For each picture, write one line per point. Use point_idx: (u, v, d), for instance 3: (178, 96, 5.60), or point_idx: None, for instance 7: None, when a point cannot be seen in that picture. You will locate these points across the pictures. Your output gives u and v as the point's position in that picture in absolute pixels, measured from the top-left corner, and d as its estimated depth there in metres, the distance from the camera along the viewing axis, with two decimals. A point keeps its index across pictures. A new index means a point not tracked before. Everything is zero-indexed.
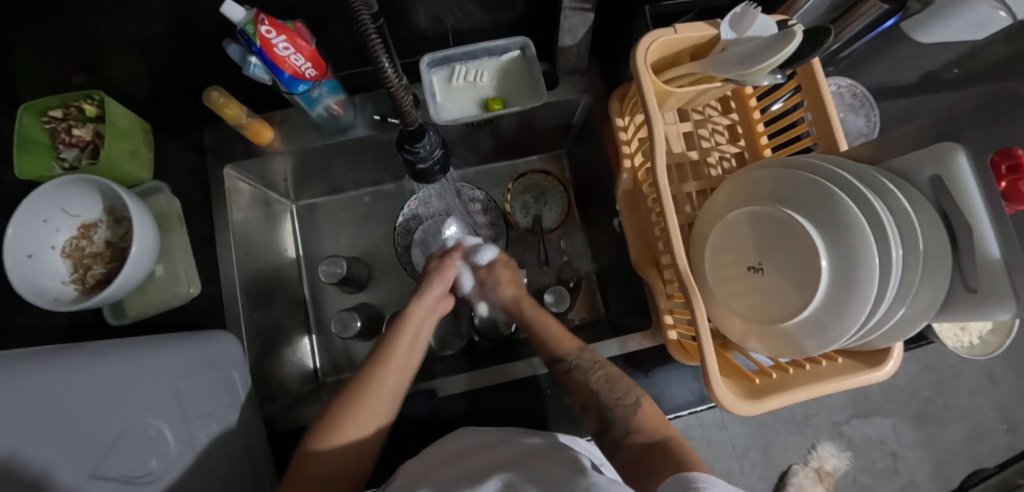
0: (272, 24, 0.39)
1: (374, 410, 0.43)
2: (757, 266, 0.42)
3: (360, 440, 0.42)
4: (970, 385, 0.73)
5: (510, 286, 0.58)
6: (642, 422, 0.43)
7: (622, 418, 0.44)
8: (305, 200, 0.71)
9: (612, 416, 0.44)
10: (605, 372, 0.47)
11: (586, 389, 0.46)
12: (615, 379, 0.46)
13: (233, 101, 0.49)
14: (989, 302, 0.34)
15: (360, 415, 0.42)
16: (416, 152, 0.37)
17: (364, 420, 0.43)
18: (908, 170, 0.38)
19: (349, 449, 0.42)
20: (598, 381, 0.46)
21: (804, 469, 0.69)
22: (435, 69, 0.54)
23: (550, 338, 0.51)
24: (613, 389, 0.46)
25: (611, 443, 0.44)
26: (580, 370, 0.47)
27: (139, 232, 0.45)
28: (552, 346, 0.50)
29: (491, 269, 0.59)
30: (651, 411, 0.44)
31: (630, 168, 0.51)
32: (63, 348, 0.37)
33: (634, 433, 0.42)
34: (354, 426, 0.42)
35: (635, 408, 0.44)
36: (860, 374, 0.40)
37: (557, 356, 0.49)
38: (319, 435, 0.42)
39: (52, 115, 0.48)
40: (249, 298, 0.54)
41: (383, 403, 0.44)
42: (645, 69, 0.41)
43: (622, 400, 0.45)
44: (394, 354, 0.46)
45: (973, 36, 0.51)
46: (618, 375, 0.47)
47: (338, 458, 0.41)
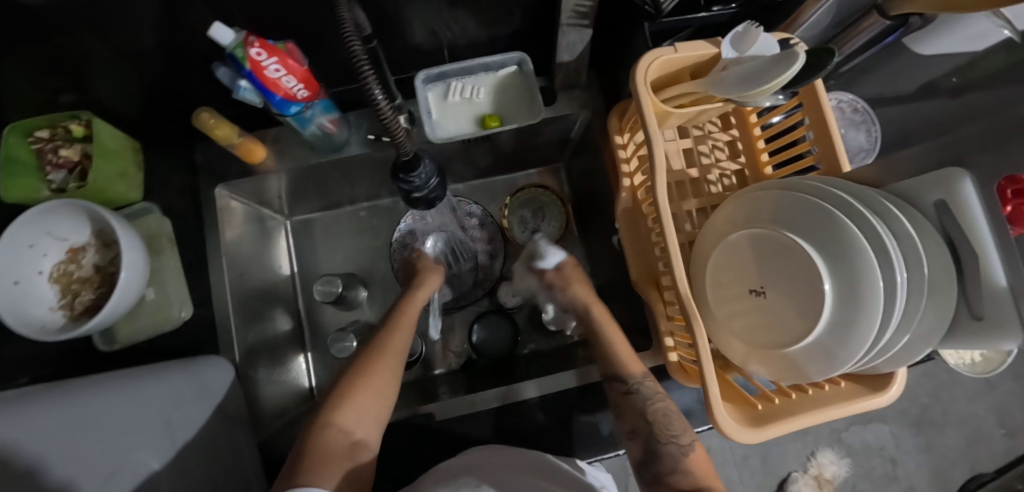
0: (263, 45, 0.38)
1: (381, 372, 0.47)
2: (759, 289, 0.42)
3: (380, 389, 0.46)
4: (968, 391, 0.77)
5: (584, 291, 0.57)
6: (691, 466, 0.43)
7: (671, 455, 0.44)
8: (300, 215, 0.70)
9: (662, 450, 0.44)
10: (666, 406, 0.46)
11: (640, 415, 0.45)
12: (673, 416, 0.45)
13: (225, 122, 0.47)
14: (994, 331, 0.33)
15: (379, 368, 0.47)
16: (411, 181, 0.36)
17: (382, 369, 0.47)
18: (914, 194, 0.38)
19: (375, 394, 0.45)
20: (655, 413, 0.45)
21: (804, 477, 0.73)
22: (430, 86, 0.53)
23: (615, 355, 0.50)
24: (669, 425, 0.45)
25: (650, 475, 0.44)
26: (640, 395, 0.46)
27: (127, 257, 0.44)
28: (617, 365, 0.49)
29: (559, 273, 0.59)
30: (702, 460, 0.44)
31: (629, 187, 0.51)
32: (56, 385, 0.39)
33: (680, 474, 0.43)
34: (376, 378, 0.46)
35: (689, 450, 0.44)
36: (863, 400, 0.39)
37: (619, 375, 0.48)
38: (336, 402, 0.44)
39: (39, 136, 0.47)
40: (242, 319, 0.53)
41: (394, 358, 0.49)
42: (644, 88, 0.40)
43: (677, 439, 0.44)
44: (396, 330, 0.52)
45: (981, 44, 0.50)
46: (676, 413, 0.46)
47: (360, 412, 0.44)
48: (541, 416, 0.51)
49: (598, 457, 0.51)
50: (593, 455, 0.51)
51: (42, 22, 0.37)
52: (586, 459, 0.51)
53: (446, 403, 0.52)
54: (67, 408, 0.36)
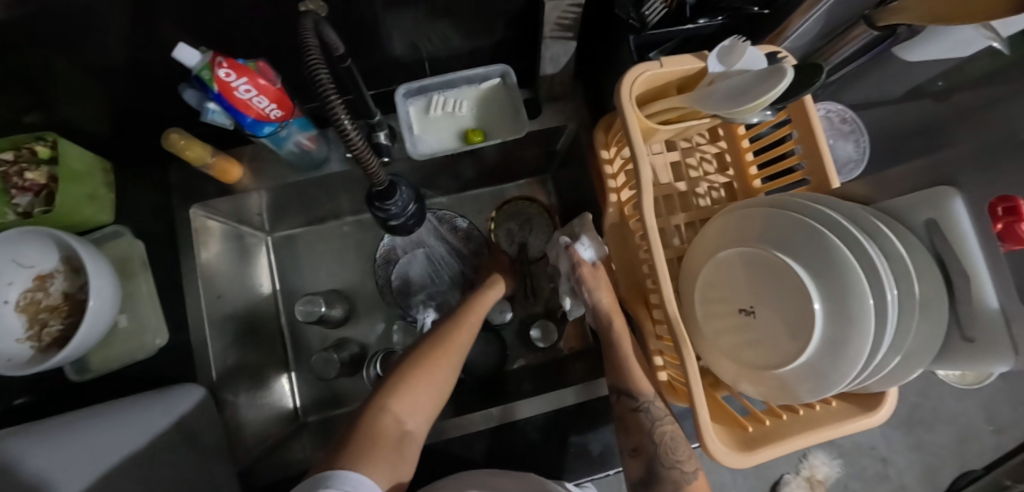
0: (231, 66, 0.36)
1: (443, 368, 0.46)
2: (749, 308, 0.41)
3: (444, 377, 0.46)
4: (956, 390, 0.78)
5: (608, 298, 0.51)
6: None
7: (673, 480, 0.43)
8: (282, 231, 0.69)
9: (663, 473, 0.43)
10: (673, 430, 0.44)
11: (647, 434, 0.44)
12: (678, 440, 0.44)
13: (196, 142, 0.46)
14: (986, 352, 0.32)
15: (445, 357, 0.47)
16: (387, 209, 0.35)
17: (451, 358, 0.48)
18: (905, 212, 0.37)
19: (436, 383, 0.45)
20: (663, 435, 0.44)
21: (797, 478, 0.74)
22: (412, 100, 0.52)
23: (630, 369, 0.47)
24: (675, 449, 0.44)
25: None
26: (650, 415, 0.44)
27: (95, 284, 0.42)
28: (629, 380, 0.46)
29: (595, 270, 0.52)
30: (700, 486, 0.43)
31: (616, 202, 0.50)
32: (24, 427, 0.38)
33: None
34: (440, 367, 0.46)
35: (691, 477, 0.43)
36: (856, 420, 0.38)
37: (632, 391, 0.45)
38: (393, 390, 0.44)
39: (3, 158, 0.45)
40: (220, 343, 0.52)
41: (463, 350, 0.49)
42: (630, 106, 0.39)
43: (679, 463, 0.43)
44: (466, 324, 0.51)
45: (963, 50, 0.49)
46: (683, 439, 0.44)
47: (415, 404, 0.43)
48: (531, 438, 0.50)
49: (588, 479, 0.50)
50: (580, 478, 0.50)
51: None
52: (573, 481, 0.50)
53: (434, 425, 0.51)
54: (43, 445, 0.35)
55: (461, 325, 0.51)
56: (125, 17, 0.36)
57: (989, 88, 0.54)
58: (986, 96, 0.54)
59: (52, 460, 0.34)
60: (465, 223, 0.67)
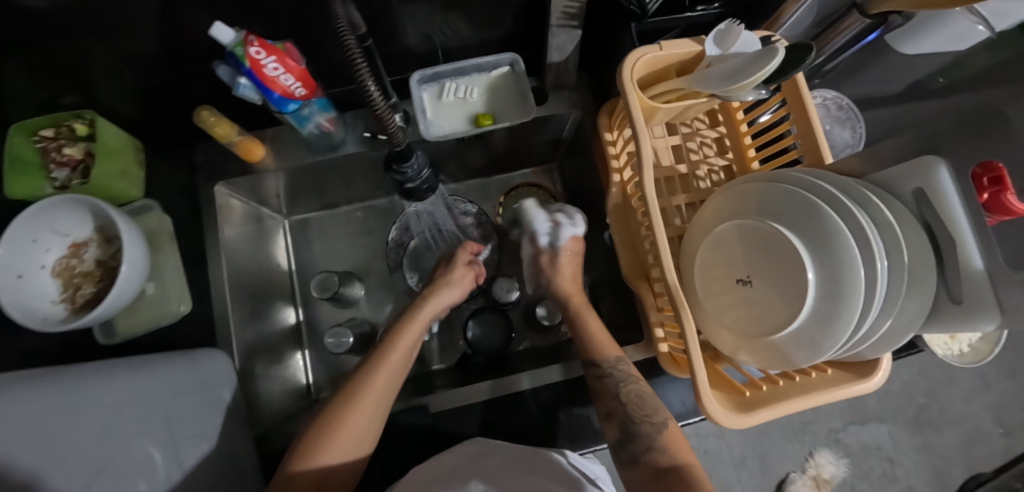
0: (262, 45, 0.39)
1: (359, 426, 0.43)
2: (745, 278, 0.43)
3: (355, 436, 0.43)
4: (964, 390, 0.86)
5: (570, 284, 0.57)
6: (665, 443, 0.43)
7: (646, 434, 0.44)
8: (298, 215, 0.71)
9: (636, 430, 0.44)
10: (639, 388, 0.46)
11: (613, 396, 0.45)
12: (645, 397, 0.45)
13: (225, 120, 0.48)
14: (973, 313, 0.34)
15: (356, 414, 0.43)
16: (404, 172, 0.39)
17: (361, 415, 0.44)
18: (894, 183, 0.39)
19: (346, 446, 0.43)
20: (629, 394, 0.45)
21: (802, 477, 0.81)
22: (425, 86, 0.55)
23: (592, 342, 0.50)
24: (642, 405, 0.45)
25: (627, 455, 0.44)
26: (614, 379, 0.46)
27: (130, 252, 0.45)
28: (593, 350, 0.49)
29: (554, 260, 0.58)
30: (676, 435, 0.44)
31: (619, 182, 0.52)
32: (45, 370, 0.36)
33: (655, 452, 0.43)
34: (358, 416, 0.43)
35: (662, 428, 0.44)
36: (850, 385, 0.39)
37: (594, 360, 0.48)
38: (310, 447, 0.42)
39: (43, 135, 0.48)
40: (241, 316, 0.54)
41: (379, 399, 0.45)
42: (631, 86, 0.41)
43: (649, 418, 0.44)
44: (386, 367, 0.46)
45: (974, 37, 0.52)
46: (650, 395, 0.46)
47: (333, 463, 0.42)
48: (533, 411, 0.52)
49: (592, 449, 0.51)
50: (586, 448, 0.51)
51: (40, 23, 0.38)
52: (579, 450, 0.51)
53: (441, 395, 0.53)
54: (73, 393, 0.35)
55: (380, 370, 0.46)
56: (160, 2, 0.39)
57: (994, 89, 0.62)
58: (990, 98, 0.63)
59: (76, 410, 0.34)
60: (472, 207, 0.69)
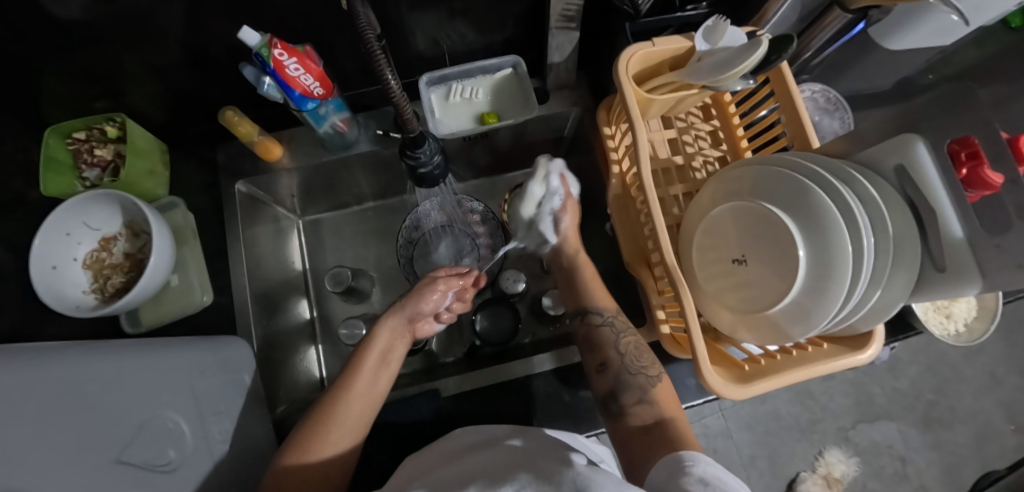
0: (285, 47, 0.43)
1: (345, 433, 0.44)
2: (740, 257, 0.45)
3: (333, 459, 0.43)
4: (973, 386, 0.86)
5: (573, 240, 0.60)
6: (656, 396, 0.46)
7: (640, 384, 0.47)
8: (311, 216, 0.74)
9: (631, 380, 0.47)
10: (635, 341, 0.51)
11: (612, 347, 0.50)
12: (641, 349, 0.50)
13: (246, 120, 0.54)
14: (956, 280, 0.36)
15: (326, 442, 0.43)
16: (417, 157, 0.43)
17: (336, 438, 0.43)
18: (877, 162, 0.41)
19: (321, 470, 0.42)
20: (626, 344, 0.50)
21: (813, 477, 0.81)
22: (433, 88, 0.59)
23: (592, 297, 0.56)
24: (639, 356, 0.49)
25: (616, 407, 0.47)
26: (611, 329, 0.52)
27: (157, 243, 0.47)
28: (591, 303, 0.55)
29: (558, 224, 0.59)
30: (667, 390, 0.47)
31: (618, 174, 0.54)
32: (86, 343, 0.36)
33: (646, 403, 0.46)
34: (344, 423, 0.44)
35: (656, 380, 0.47)
36: (844, 356, 0.41)
37: (596, 311, 0.54)
38: (303, 446, 0.42)
39: (76, 137, 0.51)
40: (258, 307, 0.57)
41: (353, 424, 0.44)
42: (626, 80, 0.44)
43: (645, 370, 0.48)
44: (357, 386, 0.45)
45: (955, 31, 0.54)
46: (643, 348, 0.50)
47: (321, 467, 0.42)
48: (543, 394, 0.53)
49: (596, 431, 0.52)
50: (591, 430, 0.52)
51: (78, 32, 0.42)
52: (584, 433, 0.52)
53: (451, 380, 0.55)
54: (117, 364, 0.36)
55: (354, 387, 0.45)
56: (185, 11, 0.43)
57: (992, 83, 0.64)
58: (985, 94, 0.65)
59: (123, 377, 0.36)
60: (478, 205, 0.71)
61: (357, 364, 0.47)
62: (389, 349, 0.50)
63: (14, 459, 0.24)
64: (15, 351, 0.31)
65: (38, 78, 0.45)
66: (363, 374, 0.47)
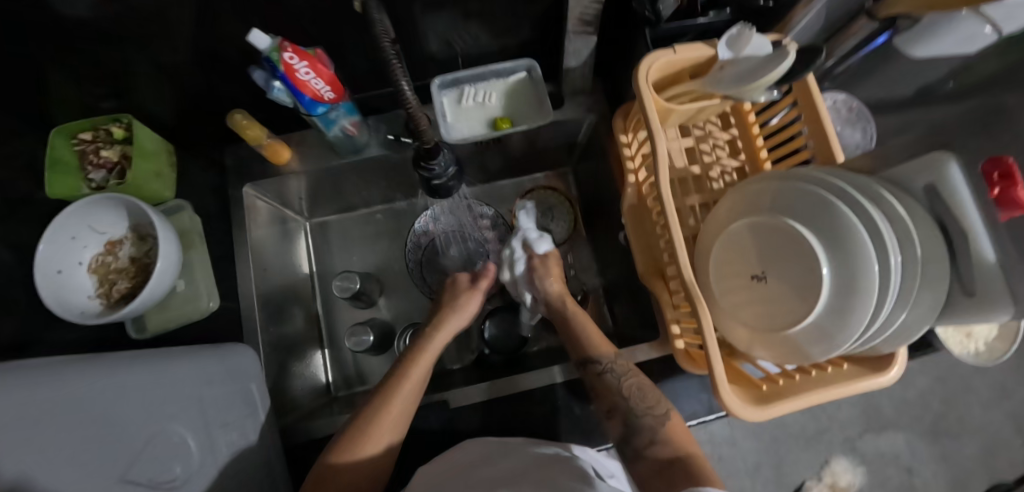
0: (295, 50, 0.42)
1: (384, 434, 0.44)
2: (760, 274, 0.44)
3: (373, 462, 0.44)
4: (982, 398, 0.85)
5: (557, 286, 0.59)
6: (667, 435, 0.44)
7: (649, 427, 0.45)
8: (318, 218, 0.73)
9: (640, 423, 0.45)
10: (639, 381, 0.48)
11: (616, 392, 0.47)
12: (646, 390, 0.47)
13: (255, 124, 0.52)
14: (986, 305, 0.34)
15: (372, 442, 0.43)
16: (432, 169, 0.43)
17: (381, 436, 0.44)
18: (905, 179, 0.40)
19: (367, 468, 0.43)
20: (630, 388, 0.47)
21: (818, 485, 0.80)
22: (445, 91, 0.57)
23: (588, 342, 0.53)
24: (644, 398, 0.46)
25: (631, 450, 0.45)
26: (612, 376, 0.48)
27: (164, 248, 0.47)
28: (589, 349, 0.51)
29: (544, 260, 0.61)
30: (679, 426, 0.45)
31: (634, 183, 0.53)
32: (91, 355, 0.36)
33: (658, 444, 0.43)
34: (388, 422, 0.44)
35: (665, 419, 0.45)
36: (865, 378, 0.40)
37: (592, 358, 0.50)
38: (352, 444, 0.43)
39: (82, 138, 0.50)
40: (264, 312, 0.56)
41: (396, 421, 0.45)
42: (647, 89, 0.42)
43: (651, 410, 0.45)
44: (405, 385, 0.47)
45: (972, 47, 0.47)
46: (650, 385, 0.48)
47: (363, 469, 0.43)
48: (553, 407, 0.52)
49: (606, 446, 0.52)
50: (601, 444, 0.52)
51: (84, 32, 0.40)
52: (595, 447, 0.51)
53: (461, 391, 0.53)
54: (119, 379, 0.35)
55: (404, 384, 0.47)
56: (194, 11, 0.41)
57: None
58: None
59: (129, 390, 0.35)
60: (490, 209, 0.69)
61: (408, 364, 0.49)
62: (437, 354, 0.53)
63: (15, 485, 0.23)
64: (18, 364, 0.30)
65: (43, 76, 0.44)
66: (416, 366, 0.49)
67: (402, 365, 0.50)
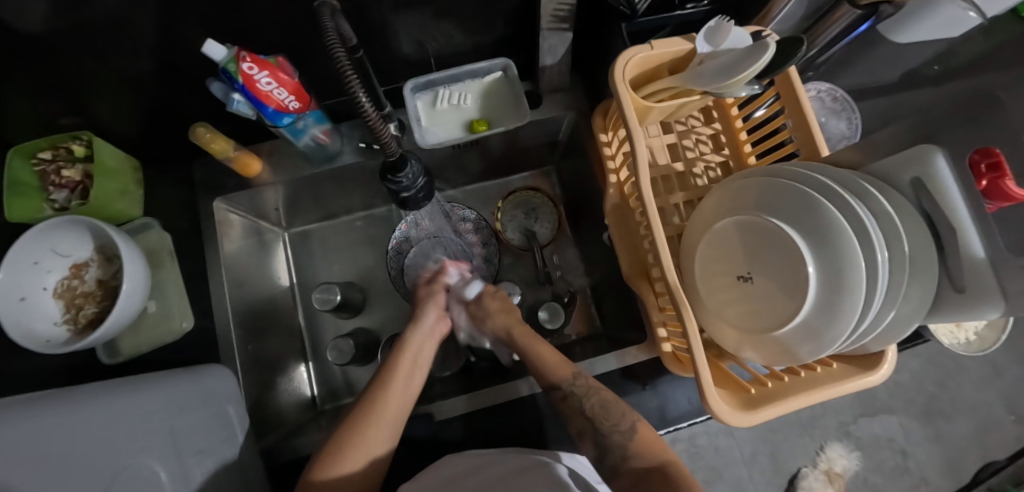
0: (254, 60, 0.40)
1: (364, 449, 0.43)
2: (746, 274, 0.43)
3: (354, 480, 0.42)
4: (974, 378, 0.83)
5: (504, 319, 0.56)
6: (640, 448, 0.43)
7: (619, 444, 0.43)
8: (298, 227, 0.72)
9: (608, 442, 0.44)
10: (603, 398, 0.45)
11: (579, 414, 0.45)
12: (608, 405, 0.45)
13: (220, 136, 0.51)
14: (976, 302, 0.34)
15: (353, 457, 0.42)
16: (399, 182, 0.40)
17: (360, 453, 0.42)
18: (891, 174, 0.39)
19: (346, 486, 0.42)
20: (593, 408, 0.45)
21: (814, 471, 0.77)
22: (419, 94, 0.55)
23: (543, 365, 0.49)
24: (608, 415, 0.44)
25: (609, 468, 0.44)
26: (576, 395, 0.46)
27: (129, 269, 0.45)
28: (546, 377, 0.48)
29: (481, 300, 0.58)
30: (648, 434, 0.44)
31: (616, 183, 0.52)
32: (46, 395, 0.35)
33: (632, 461, 0.43)
34: (370, 436, 0.43)
35: (632, 434, 0.43)
36: (854, 378, 0.39)
37: (551, 384, 0.47)
38: (324, 460, 0.42)
39: (41, 157, 0.48)
40: (242, 329, 0.55)
41: (390, 427, 0.44)
42: (624, 87, 0.41)
43: (618, 427, 0.44)
44: (391, 392, 0.46)
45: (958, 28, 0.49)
46: (613, 401, 0.45)
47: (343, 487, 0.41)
48: (541, 414, 0.51)
49: None
50: None
51: (31, 48, 0.38)
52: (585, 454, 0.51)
53: (446, 403, 0.52)
54: (84, 413, 0.34)
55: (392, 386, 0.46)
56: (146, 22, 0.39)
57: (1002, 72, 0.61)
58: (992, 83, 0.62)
59: (95, 424, 0.34)
60: (469, 212, 0.69)
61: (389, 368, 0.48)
62: (420, 352, 0.51)
63: None
64: None
65: None
66: (399, 372, 0.48)
67: (388, 364, 0.49)
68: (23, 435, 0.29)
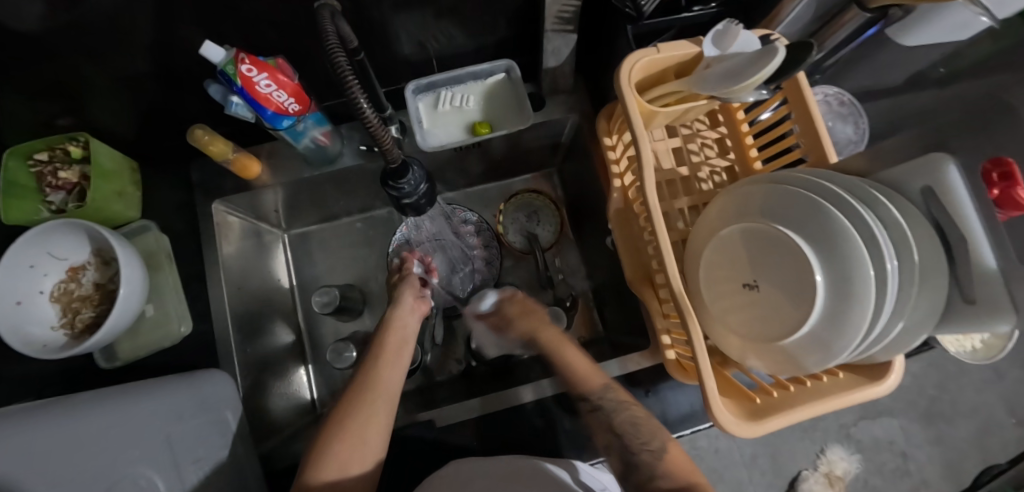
0: (252, 62, 0.39)
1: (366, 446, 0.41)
2: (752, 282, 0.42)
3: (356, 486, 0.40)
4: (975, 380, 0.77)
5: (529, 322, 0.55)
6: (668, 468, 0.40)
7: (647, 464, 0.41)
8: (297, 228, 0.71)
9: (636, 461, 0.41)
10: (636, 413, 0.45)
11: (607, 430, 0.44)
12: (640, 424, 0.43)
13: (218, 138, 0.50)
14: (987, 313, 0.33)
15: (348, 462, 0.40)
16: (400, 188, 0.40)
17: (357, 457, 0.40)
18: (900, 182, 0.38)
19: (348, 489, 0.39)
20: (623, 423, 0.44)
21: (814, 474, 0.72)
22: (420, 96, 0.54)
23: (572, 376, 0.48)
24: (638, 432, 0.43)
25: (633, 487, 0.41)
26: (608, 409, 0.45)
27: (126, 273, 0.44)
28: (575, 387, 0.47)
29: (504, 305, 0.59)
30: (681, 455, 0.42)
31: (620, 187, 0.51)
32: (53, 401, 0.35)
33: (661, 480, 0.39)
34: (366, 431, 0.41)
35: (663, 452, 0.41)
36: (861, 389, 0.39)
37: (580, 395, 0.47)
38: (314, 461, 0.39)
39: (38, 158, 0.47)
40: (240, 332, 0.54)
41: (386, 406, 0.43)
42: (629, 90, 0.40)
43: (648, 446, 0.42)
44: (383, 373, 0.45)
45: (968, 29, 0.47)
46: (644, 418, 0.44)
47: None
48: (542, 420, 0.51)
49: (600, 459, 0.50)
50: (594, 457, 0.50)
51: (28, 49, 0.38)
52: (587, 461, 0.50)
53: (450, 410, 0.52)
54: (83, 420, 0.34)
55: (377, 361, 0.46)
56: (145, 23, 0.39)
57: None
58: None
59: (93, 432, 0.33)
60: (471, 214, 0.68)
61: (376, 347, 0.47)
62: (405, 328, 0.51)
63: None
64: None
65: None
66: (387, 349, 0.47)
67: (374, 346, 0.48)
68: (19, 444, 0.29)
